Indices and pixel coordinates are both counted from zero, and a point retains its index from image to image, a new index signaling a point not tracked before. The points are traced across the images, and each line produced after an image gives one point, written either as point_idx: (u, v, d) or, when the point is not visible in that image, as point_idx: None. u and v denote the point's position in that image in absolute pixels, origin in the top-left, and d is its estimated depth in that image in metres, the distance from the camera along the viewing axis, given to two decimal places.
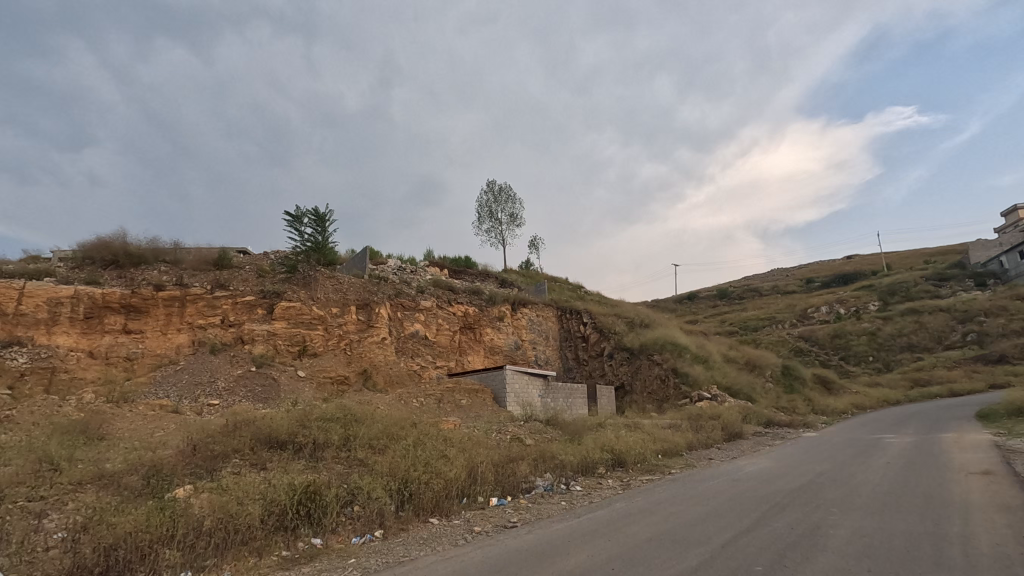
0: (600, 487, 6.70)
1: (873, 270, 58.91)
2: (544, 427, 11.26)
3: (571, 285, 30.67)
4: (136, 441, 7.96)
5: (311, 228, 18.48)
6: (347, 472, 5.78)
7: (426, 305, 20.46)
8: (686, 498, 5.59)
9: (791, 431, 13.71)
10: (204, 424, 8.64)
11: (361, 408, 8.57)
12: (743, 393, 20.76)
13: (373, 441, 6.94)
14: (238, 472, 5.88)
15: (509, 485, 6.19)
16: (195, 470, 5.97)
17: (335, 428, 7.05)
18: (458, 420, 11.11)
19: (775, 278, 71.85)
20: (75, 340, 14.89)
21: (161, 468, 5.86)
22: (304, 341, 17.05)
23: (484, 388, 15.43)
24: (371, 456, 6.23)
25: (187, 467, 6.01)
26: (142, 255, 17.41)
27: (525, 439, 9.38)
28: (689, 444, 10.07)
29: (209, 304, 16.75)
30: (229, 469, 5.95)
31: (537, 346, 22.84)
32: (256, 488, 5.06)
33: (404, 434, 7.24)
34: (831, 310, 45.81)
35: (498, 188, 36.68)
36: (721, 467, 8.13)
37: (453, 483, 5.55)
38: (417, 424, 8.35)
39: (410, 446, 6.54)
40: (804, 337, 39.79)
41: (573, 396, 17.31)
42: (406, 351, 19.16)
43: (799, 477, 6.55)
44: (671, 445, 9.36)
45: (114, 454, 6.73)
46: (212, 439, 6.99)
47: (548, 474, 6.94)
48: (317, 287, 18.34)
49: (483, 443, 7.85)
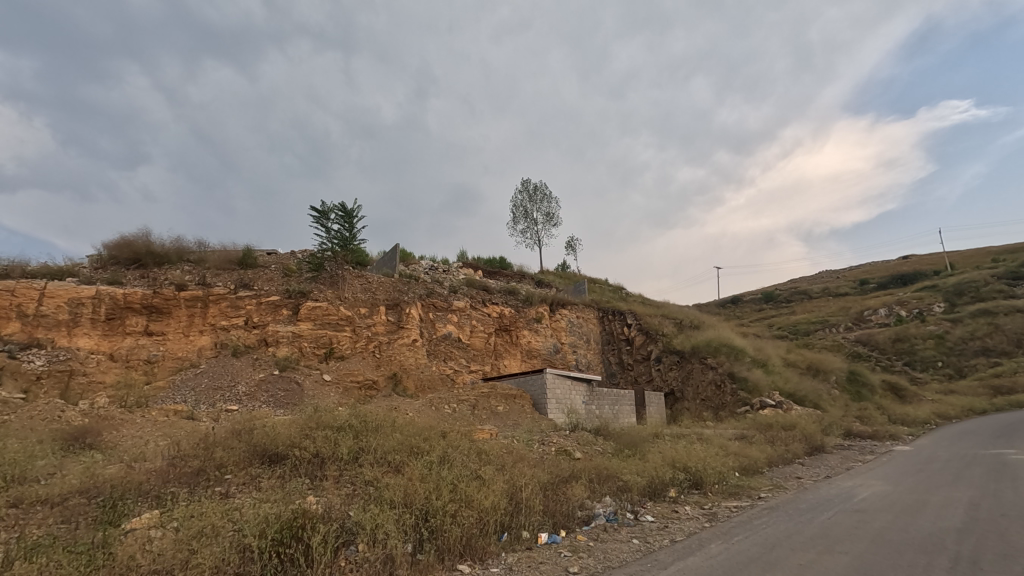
0: (677, 517, 5.22)
1: (934, 270, 55.14)
2: (593, 437, 9.80)
3: (611, 286, 29.07)
4: (125, 453, 6.86)
5: (338, 224, 17.38)
6: (351, 500, 4.46)
7: (459, 305, 19.22)
8: (809, 541, 4.04)
9: (878, 443, 11.84)
10: (205, 431, 7.50)
11: (381, 415, 7.30)
12: (810, 400, 18.72)
13: (388, 456, 5.63)
14: (218, 501, 4.61)
15: (562, 515, 4.77)
16: (165, 495, 4.74)
17: (344, 439, 5.78)
18: (495, 430, 9.74)
19: (825, 279, 68.29)
20: (96, 342, 14.14)
21: (124, 494, 4.64)
22: (331, 344, 16.00)
23: (523, 393, 14.04)
24: (386, 476, 4.91)
25: (155, 493, 4.79)
26: (166, 254, 16.68)
27: (573, 453, 7.93)
28: (769, 459, 8.44)
29: (233, 304, 15.87)
30: (207, 497, 4.70)
31: (578, 350, 21.33)
32: (227, 529, 3.77)
33: (430, 448, 5.90)
34: (891, 312, 42.76)
35: (533, 187, 35.34)
36: (823, 491, 6.48)
37: (490, 516, 4.17)
38: (446, 434, 7.03)
39: (439, 465, 5.20)
40: (862, 342, 37.01)
41: (619, 403, 15.78)
42: (439, 354, 17.92)
43: (950, 509, 4.91)
44: (749, 461, 7.77)
45: (86, 469, 5.59)
46: (203, 452, 5.79)
47: (607, 498, 5.50)
48: (344, 287, 17.34)
49: (525, 459, 6.45)
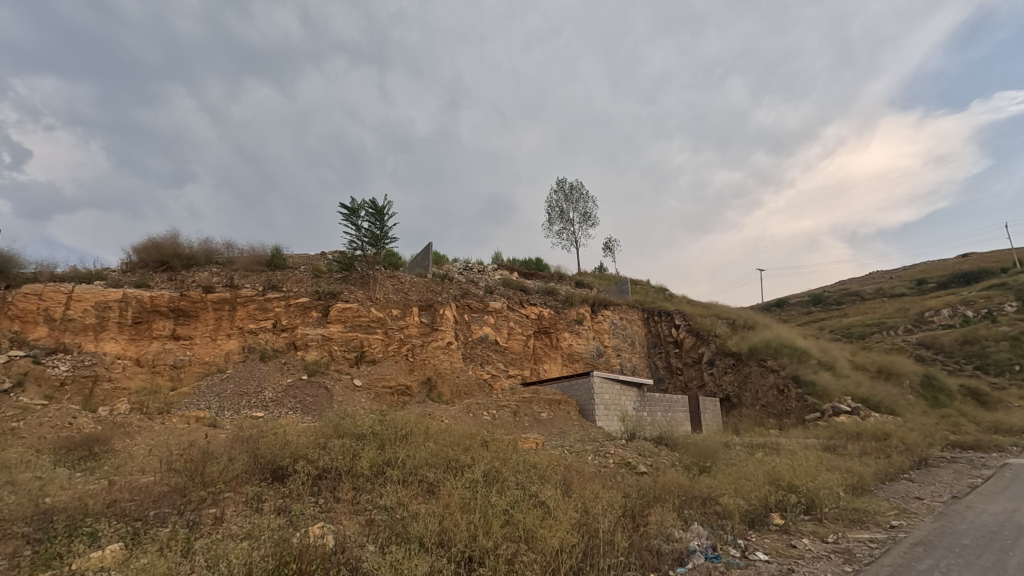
0: (800, 556, 3.91)
1: (1001, 267, 51.26)
2: (656, 447, 8.53)
3: (655, 288, 27.55)
4: (124, 465, 5.97)
5: (367, 222, 16.51)
6: (370, 542, 3.35)
7: (496, 306, 18.12)
8: None
9: (987, 455, 10.15)
10: (217, 438, 6.59)
11: (411, 421, 6.22)
12: (886, 406, 16.83)
13: (422, 473, 4.51)
14: (198, 540, 3.56)
15: (650, 555, 3.55)
16: (137, 527, 3.73)
17: (366, 451, 4.74)
18: (541, 439, 8.59)
19: (878, 280, 64.69)
20: (122, 347, 13.55)
21: (90, 526, 3.65)
22: (361, 347, 15.09)
23: (567, 399, 12.81)
24: (421, 502, 3.79)
25: (129, 524, 3.78)
26: (194, 256, 16.09)
27: (637, 466, 6.67)
28: (875, 475, 6.99)
29: (260, 306, 15.12)
30: (190, 533, 3.65)
31: (622, 352, 19.97)
32: None
33: (474, 461, 4.78)
34: (955, 312, 39.71)
35: (569, 187, 34.13)
36: (973, 518, 5.04)
37: (560, 561, 2.98)
38: (488, 443, 5.97)
39: (491, 487, 4.06)
40: (925, 345, 34.35)
41: (673, 410, 14.40)
42: (475, 357, 16.82)
43: None
44: (859, 478, 6.36)
45: (61, 491, 4.62)
46: (200, 464, 4.81)
47: (699, 527, 4.23)
48: (375, 287, 16.47)
49: (586, 475, 5.25)
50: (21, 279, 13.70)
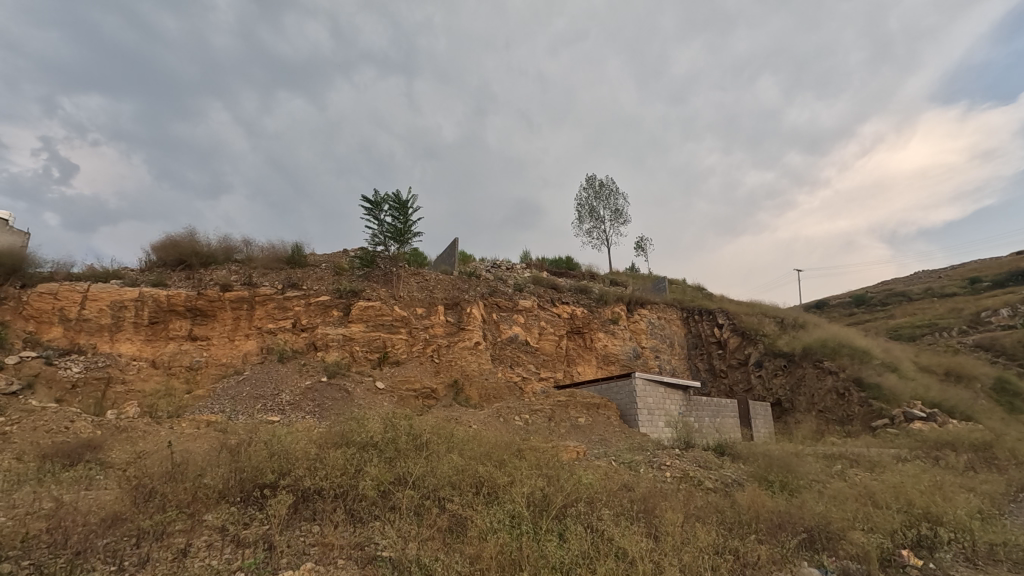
0: None
1: None
2: (719, 459, 7.31)
3: (692, 286, 26.09)
4: (101, 478, 5.07)
5: (390, 216, 15.63)
6: None
7: (526, 304, 17.03)
8: None
9: None
10: (211, 446, 5.66)
11: (432, 429, 5.16)
12: (960, 412, 15.20)
13: (445, 501, 3.48)
14: None
15: None
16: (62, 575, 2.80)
17: (375, 467, 3.72)
18: (583, 448, 7.48)
19: (926, 280, 61.51)
20: (138, 348, 12.89)
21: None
22: (385, 347, 14.16)
23: (607, 403, 11.63)
24: (448, 557, 2.78)
25: (57, 569, 2.85)
26: (213, 254, 15.37)
27: (703, 482, 5.52)
28: (1002, 495, 5.68)
29: (280, 305, 14.33)
30: None
31: (661, 354, 18.64)
32: None
33: (511, 480, 3.71)
34: (1015, 311, 37.02)
35: (599, 183, 32.93)
36: None
37: None
38: (525, 454, 4.89)
39: (540, 533, 3.02)
40: (984, 347, 31.89)
41: (722, 415, 13.08)
42: (504, 359, 15.76)
43: None
44: (993, 500, 5.08)
45: (3, 519, 3.68)
46: (171, 481, 3.85)
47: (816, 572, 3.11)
48: (399, 285, 15.55)
49: (652, 496, 4.13)
50: (36, 277, 13.13)
